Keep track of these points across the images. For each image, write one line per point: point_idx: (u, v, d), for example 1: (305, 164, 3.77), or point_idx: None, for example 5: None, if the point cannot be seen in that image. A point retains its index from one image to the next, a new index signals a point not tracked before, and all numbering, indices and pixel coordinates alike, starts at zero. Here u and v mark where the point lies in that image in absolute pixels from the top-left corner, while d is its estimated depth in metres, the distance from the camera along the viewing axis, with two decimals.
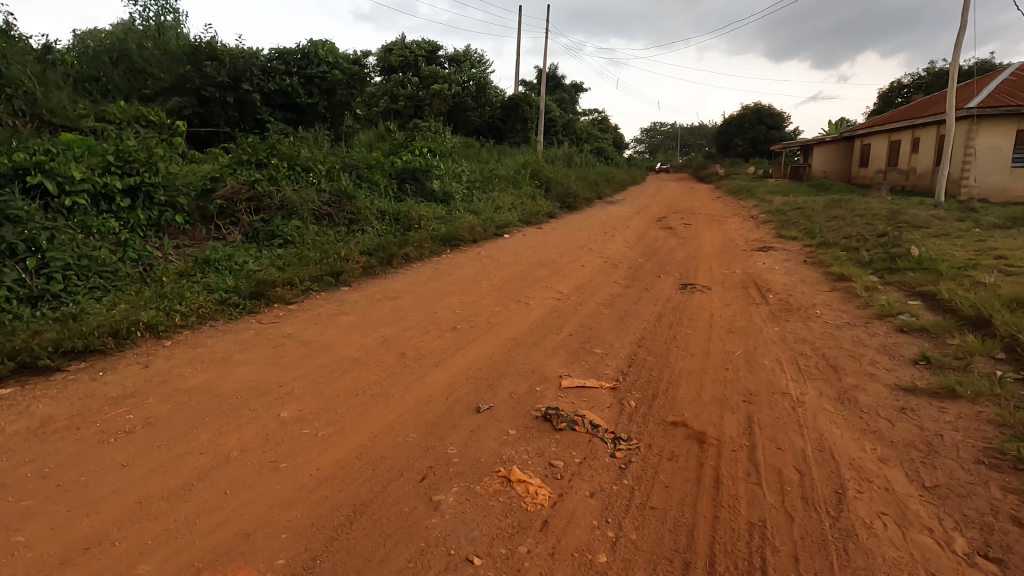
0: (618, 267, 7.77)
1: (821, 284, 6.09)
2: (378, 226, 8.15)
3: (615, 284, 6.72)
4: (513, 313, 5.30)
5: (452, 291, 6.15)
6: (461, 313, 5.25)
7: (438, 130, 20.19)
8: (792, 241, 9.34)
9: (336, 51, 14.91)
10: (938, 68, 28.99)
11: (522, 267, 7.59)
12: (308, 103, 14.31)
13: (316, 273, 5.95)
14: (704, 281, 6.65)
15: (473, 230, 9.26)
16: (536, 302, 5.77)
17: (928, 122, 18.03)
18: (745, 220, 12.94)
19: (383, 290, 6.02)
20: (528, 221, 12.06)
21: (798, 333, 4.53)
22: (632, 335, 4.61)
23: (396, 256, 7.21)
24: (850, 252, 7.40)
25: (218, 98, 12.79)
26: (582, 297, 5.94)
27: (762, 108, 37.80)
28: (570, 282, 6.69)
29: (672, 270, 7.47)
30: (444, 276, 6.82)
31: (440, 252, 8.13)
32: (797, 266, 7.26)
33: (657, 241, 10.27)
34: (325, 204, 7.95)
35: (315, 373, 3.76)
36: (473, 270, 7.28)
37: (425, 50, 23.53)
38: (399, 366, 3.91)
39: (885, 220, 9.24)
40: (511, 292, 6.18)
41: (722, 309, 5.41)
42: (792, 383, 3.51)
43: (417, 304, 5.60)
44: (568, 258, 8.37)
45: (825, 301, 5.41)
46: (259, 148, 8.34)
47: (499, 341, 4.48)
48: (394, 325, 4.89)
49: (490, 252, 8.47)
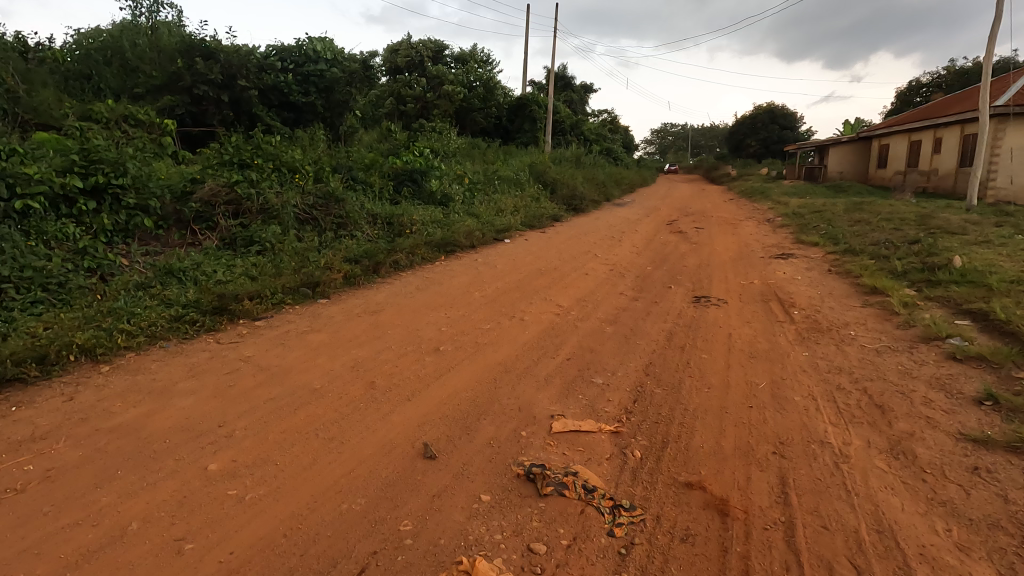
0: (625, 276, 7.19)
1: (851, 299, 5.46)
2: (368, 232, 7.63)
3: (621, 296, 6.14)
4: (506, 331, 4.74)
5: (441, 304, 5.60)
6: (447, 332, 4.69)
7: (443, 130, 19.68)
8: (813, 248, 8.69)
9: (335, 47, 14.40)
10: (959, 66, 28.06)
11: (521, 276, 7.02)
12: (304, 102, 13.83)
13: (291, 284, 5.42)
14: (719, 293, 6.04)
15: (470, 235, 8.72)
16: (532, 317, 5.21)
17: (951, 122, 17.23)
18: (761, 224, 12.28)
19: (365, 303, 5.47)
20: (532, 225, 11.51)
21: (831, 359, 3.92)
22: (638, 361, 4.02)
23: (383, 264, 6.69)
24: (879, 261, 6.76)
25: (212, 97, 12.35)
26: (583, 312, 5.36)
27: (776, 108, 36.94)
28: (571, 294, 6.10)
29: (684, 280, 6.85)
30: (435, 286, 6.28)
31: (433, 258, 7.58)
32: (821, 277, 6.63)
33: (667, 247, 9.65)
34: (312, 207, 7.45)
35: (265, 409, 3.21)
36: (467, 279, 6.72)
37: (431, 50, 23.33)
38: (366, 399, 3.35)
39: (914, 226, 8.56)
40: (506, 305, 5.62)
41: (740, 327, 4.80)
42: (832, 428, 2.91)
43: (400, 319, 5.05)
44: (571, 265, 7.79)
45: (859, 318, 4.79)
46: (241, 147, 7.84)
47: (486, 366, 3.91)
48: (369, 346, 4.33)
49: (487, 258, 7.91)
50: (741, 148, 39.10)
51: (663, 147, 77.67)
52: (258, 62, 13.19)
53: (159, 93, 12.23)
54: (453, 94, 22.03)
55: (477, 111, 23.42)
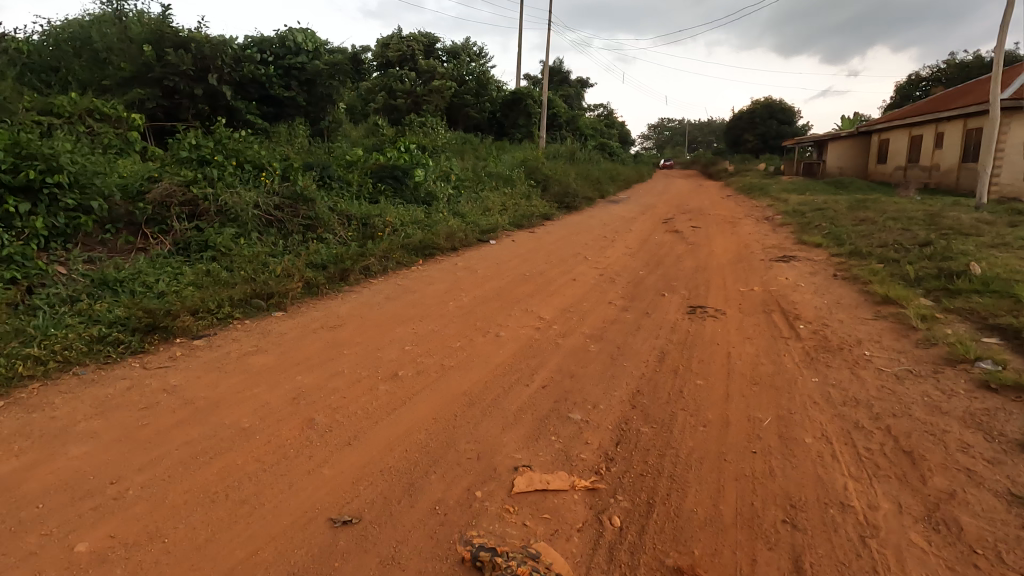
0: (617, 282, 6.67)
1: (861, 310, 4.95)
2: (338, 234, 7.08)
3: (610, 305, 5.62)
4: (478, 350, 4.22)
5: (410, 316, 5.07)
6: (411, 351, 4.17)
7: (433, 126, 19.10)
8: (816, 249, 8.19)
9: (316, 38, 13.78)
10: (960, 59, 27.53)
11: (502, 282, 6.49)
12: (285, 96, 13.26)
13: (241, 295, 4.88)
14: (716, 302, 5.52)
15: (452, 237, 8.19)
16: (509, 332, 4.68)
17: (953, 116, 16.73)
18: (759, 223, 11.78)
19: (325, 316, 4.94)
20: (521, 224, 10.99)
21: (846, 386, 3.41)
22: (624, 389, 3.50)
23: (352, 271, 6.15)
24: (889, 266, 6.25)
25: (185, 90, 11.77)
26: (566, 326, 4.83)
27: (773, 103, 36.42)
28: (555, 303, 5.59)
29: (680, 286, 6.34)
30: (406, 295, 5.74)
31: (409, 263, 7.05)
32: (827, 283, 6.12)
33: (663, 248, 9.15)
34: (278, 207, 6.90)
35: (173, 459, 2.69)
36: (443, 286, 6.20)
37: (423, 43, 22.47)
38: (299, 443, 2.83)
39: (922, 226, 8.05)
40: (483, 317, 5.10)
41: (741, 344, 4.28)
42: (852, 484, 2.41)
43: (361, 335, 4.52)
44: (558, 270, 7.27)
45: (875, 335, 4.28)
46: (202, 143, 7.28)
47: (448, 396, 3.38)
48: (318, 369, 3.80)
49: (468, 262, 7.37)
50: (738, 143, 38.60)
51: (660, 142, 77.19)
52: (235, 53, 12.59)
53: (128, 86, 11.64)
54: (445, 89, 21.40)
55: (470, 107, 22.85)
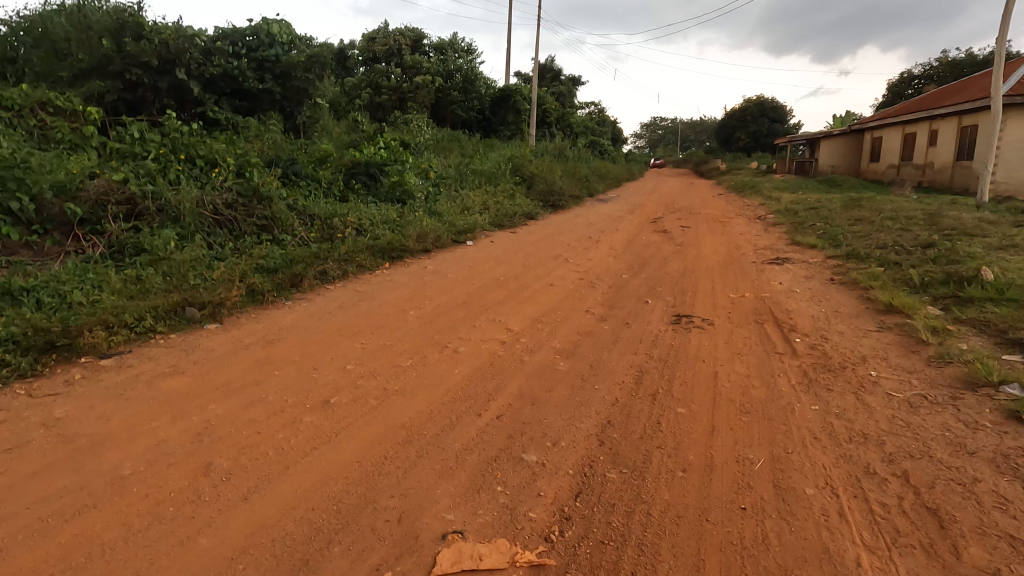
0: (597, 287, 6.15)
1: (863, 321, 4.47)
2: (297, 236, 6.51)
3: (587, 314, 5.10)
4: (430, 370, 3.68)
5: (362, 328, 4.52)
6: (354, 371, 3.63)
7: (417, 122, 18.51)
8: (810, 251, 7.72)
9: (291, 30, 13.20)
10: (952, 57, 27.27)
11: (472, 287, 5.97)
12: (258, 89, 12.65)
13: (168, 304, 4.31)
14: (704, 310, 5.03)
15: (424, 237, 7.64)
16: (470, 346, 4.15)
17: (947, 113, 16.36)
18: (751, 222, 11.33)
19: (264, 329, 4.38)
20: (502, 224, 10.45)
21: (851, 415, 2.91)
22: (592, 419, 2.98)
23: (306, 277, 5.60)
24: (891, 271, 5.78)
25: (148, 83, 11.13)
26: (535, 339, 4.30)
27: (765, 101, 36.09)
28: (527, 312, 5.07)
29: (665, 292, 5.82)
30: (363, 304, 5.20)
31: (373, 267, 6.51)
32: (824, 289, 5.64)
33: (649, 249, 8.64)
34: (229, 206, 6.32)
35: (15, 524, 2.14)
36: (407, 292, 5.67)
37: (409, 39, 21.81)
38: (184, 498, 2.28)
39: (922, 226, 7.60)
40: (444, 328, 4.56)
41: (730, 361, 3.78)
42: (867, 560, 1.91)
43: (300, 352, 3.96)
44: (535, 273, 6.75)
45: (882, 351, 3.79)
46: (149, 137, 6.69)
47: (383, 430, 2.85)
48: (237, 396, 3.25)
49: (438, 265, 6.84)
50: (730, 141, 38.23)
51: (653, 141, 76.95)
52: (205, 46, 12.01)
53: (86, 78, 10.93)
54: (430, 85, 20.80)
55: (457, 104, 22.27)
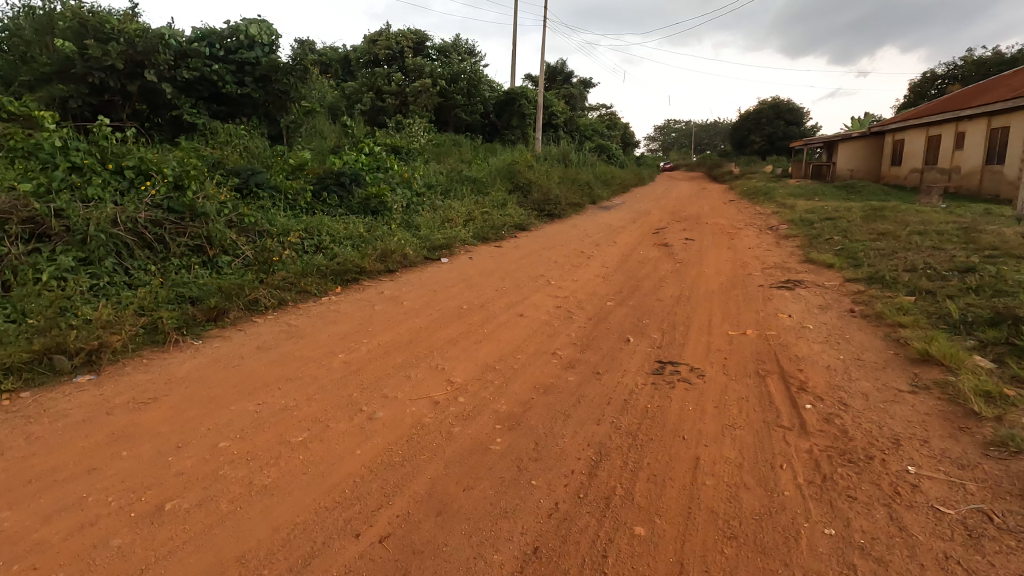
0: (574, 318, 5.28)
1: (892, 377, 3.57)
2: (234, 261, 5.73)
3: (553, 358, 4.23)
4: (326, 450, 2.85)
5: (271, 381, 3.70)
6: (226, 452, 2.81)
7: (415, 126, 17.73)
8: (827, 271, 6.79)
9: (273, 30, 12.41)
10: (977, 56, 25.99)
11: (428, 320, 5.14)
12: (238, 94, 11.93)
13: (29, 355, 3.55)
14: (694, 355, 4.15)
15: (387, 256, 6.85)
16: (391, 409, 3.31)
17: (975, 114, 15.25)
18: (762, 234, 10.39)
19: (146, 382, 3.57)
20: (487, 238, 9.63)
21: (883, 553, 2.02)
22: (512, 548, 2.13)
23: (232, 310, 4.81)
24: (924, 304, 4.86)
25: (115, 87, 10.38)
26: (476, 400, 3.45)
27: (781, 103, 34.88)
28: (481, 356, 4.22)
29: (652, 327, 4.93)
30: (288, 343, 4.38)
31: (319, 292, 5.72)
32: (842, 325, 4.73)
33: (645, 267, 7.75)
34: (155, 224, 5.54)
35: None
36: (349, 327, 4.86)
37: (412, 41, 20.96)
38: None
39: (956, 244, 6.65)
40: (370, 381, 3.72)
41: (718, 440, 2.89)
42: None
43: (173, 418, 3.14)
44: (508, 299, 5.90)
45: (920, 427, 2.88)
46: (72, 146, 5.92)
47: (209, 568, 2.02)
48: (48, 496, 2.44)
49: (397, 290, 6.03)
50: (744, 144, 37.08)
51: (666, 142, 75.73)
52: (179, 48, 11.32)
53: (48, 82, 10.25)
54: (432, 89, 20.07)
55: (459, 108, 21.45)
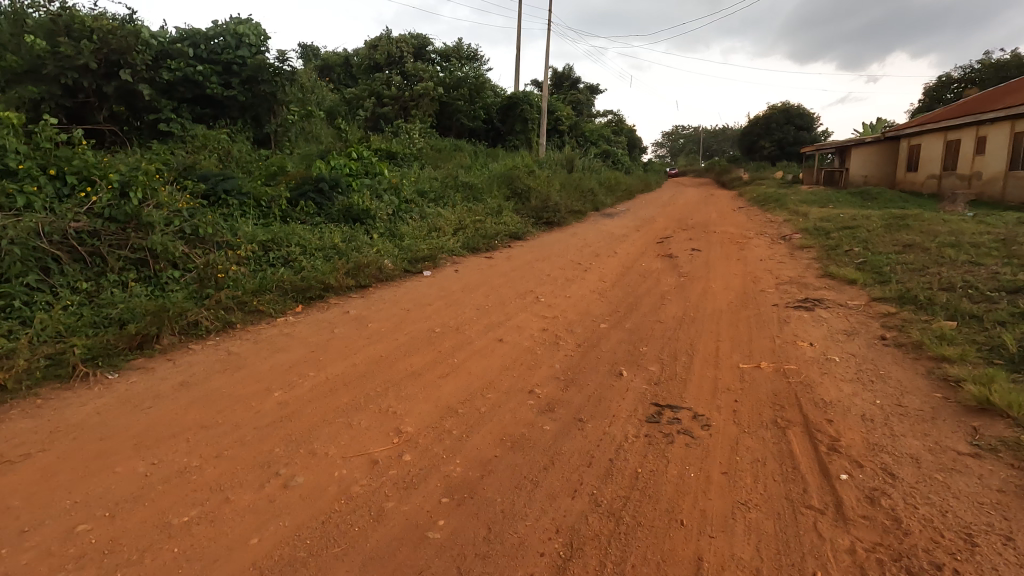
0: (561, 345, 4.60)
1: (947, 432, 2.87)
2: (180, 277, 5.09)
3: (529, 398, 3.55)
4: (213, 537, 2.19)
5: (180, 428, 3.05)
6: (80, 541, 2.15)
7: (412, 130, 17.16)
8: (848, 288, 6.08)
9: (261, 31, 11.91)
10: (995, 59, 25.15)
11: (393, 346, 4.47)
12: (223, 95, 11.36)
13: None
14: (698, 396, 3.45)
15: (359, 270, 6.21)
16: (315, 472, 2.65)
17: (997, 118, 14.46)
18: (773, 244, 9.69)
19: (27, 432, 2.93)
20: (477, 248, 9.00)
21: None
22: None
23: (166, 336, 4.18)
24: (972, 332, 4.15)
25: (90, 87, 9.79)
26: (427, 459, 2.78)
27: (791, 108, 34.14)
28: (445, 396, 3.54)
29: (650, 357, 4.25)
30: (218, 377, 3.73)
31: (276, 312, 5.08)
32: (875, 357, 4.03)
33: (646, 282, 7.07)
34: (91, 235, 4.95)
35: None
36: (297, 355, 4.19)
37: (412, 46, 20.32)
38: None
39: (995, 260, 5.93)
40: (303, 429, 3.06)
41: (728, 531, 2.19)
42: None
43: (36, 486, 2.50)
44: (488, 321, 5.23)
45: (996, 515, 2.18)
46: (6, 147, 5.32)
47: None
48: None
49: (366, 309, 5.40)
50: (754, 150, 36.31)
51: (674, 149, 75.06)
52: (161, 48, 10.78)
53: (19, 83, 9.64)
54: (433, 93, 19.47)
55: (462, 113, 20.87)
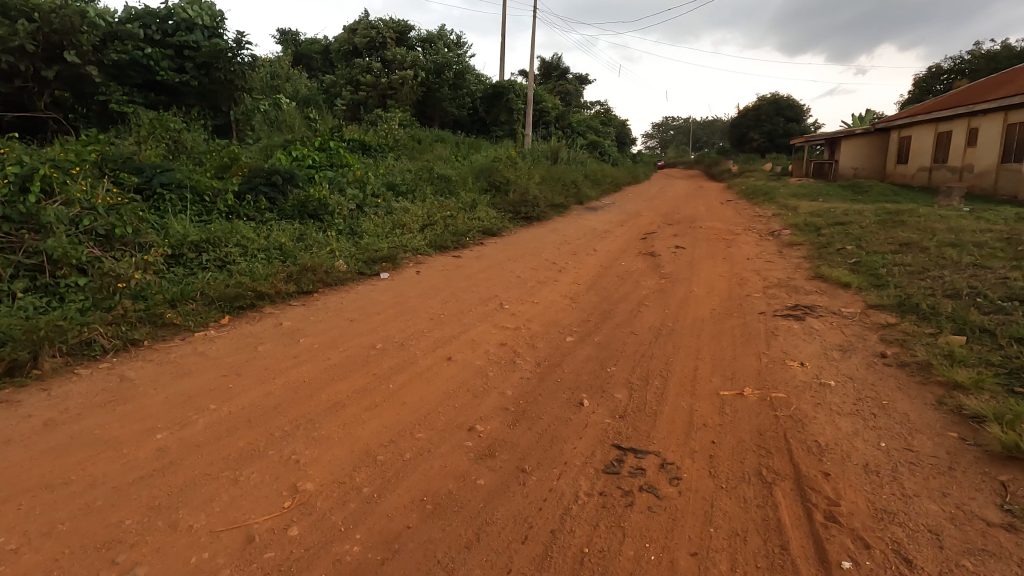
0: (518, 364, 4.00)
1: (971, 491, 2.32)
2: (84, 284, 4.41)
3: (467, 439, 2.94)
4: None
5: (16, 489, 2.42)
6: None
7: (389, 120, 16.38)
8: (842, 293, 5.53)
9: (217, 13, 11.11)
10: (986, 49, 24.64)
11: (322, 367, 3.85)
12: (176, 82, 10.54)
13: None
14: (669, 437, 2.87)
15: (303, 274, 5.58)
16: (167, 557, 2.05)
17: (991, 108, 13.95)
18: (762, 241, 9.13)
19: None
20: (445, 246, 8.36)
21: None
22: None
23: (45, 360, 3.54)
24: (985, 352, 3.60)
25: (26, 71, 8.59)
26: (319, 534, 2.19)
27: (781, 99, 33.64)
28: (365, 437, 2.94)
29: (617, 380, 3.66)
30: (97, 413, 3.10)
31: (195, 326, 4.44)
32: (876, 380, 3.47)
33: (624, 285, 6.48)
34: None
35: None
36: (202, 381, 3.56)
37: (395, 31, 19.29)
38: None
39: (1001, 262, 5.40)
40: (172, 489, 2.44)
41: None
42: None
43: None
44: (440, 334, 4.61)
45: None
46: None
47: None
48: None
49: (302, 321, 4.76)
50: (743, 142, 35.80)
51: (665, 140, 74.35)
52: (106, 30, 9.91)
53: None
54: (414, 81, 18.52)
55: (446, 101, 20.01)
